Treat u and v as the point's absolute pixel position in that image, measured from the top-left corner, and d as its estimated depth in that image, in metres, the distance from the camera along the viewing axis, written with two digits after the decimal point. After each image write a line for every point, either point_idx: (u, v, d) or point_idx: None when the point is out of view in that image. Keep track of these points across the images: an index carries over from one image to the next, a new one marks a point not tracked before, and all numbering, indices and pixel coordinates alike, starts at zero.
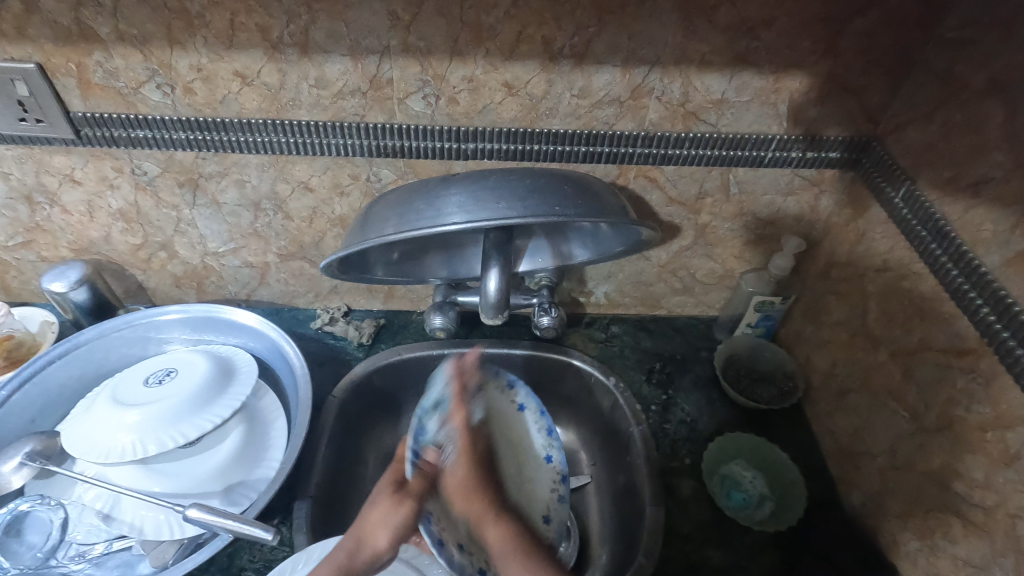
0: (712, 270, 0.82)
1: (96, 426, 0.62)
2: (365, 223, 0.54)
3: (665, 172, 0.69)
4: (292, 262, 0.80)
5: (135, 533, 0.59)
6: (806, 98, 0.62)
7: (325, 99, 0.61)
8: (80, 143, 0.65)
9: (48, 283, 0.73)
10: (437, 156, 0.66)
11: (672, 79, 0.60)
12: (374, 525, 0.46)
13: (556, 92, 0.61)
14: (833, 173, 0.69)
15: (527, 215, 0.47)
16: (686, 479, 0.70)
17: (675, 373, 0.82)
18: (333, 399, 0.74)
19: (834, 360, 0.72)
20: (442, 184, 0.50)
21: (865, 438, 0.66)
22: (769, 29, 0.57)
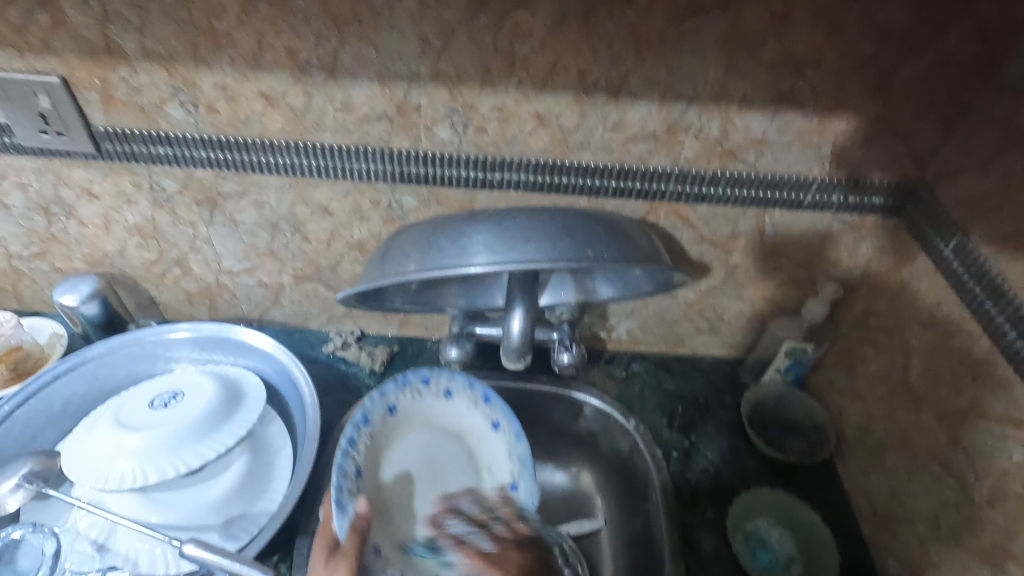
0: (741, 311, 0.78)
1: (96, 450, 0.60)
2: (385, 255, 0.52)
3: (697, 210, 0.66)
4: (307, 284, 0.77)
5: (128, 566, 0.56)
6: (852, 141, 0.59)
7: (350, 123, 0.59)
8: (100, 157, 0.64)
9: (59, 296, 0.71)
10: (461, 184, 0.63)
11: (711, 115, 0.58)
12: None
13: (589, 125, 0.59)
14: (875, 218, 0.65)
15: (556, 258, 0.44)
16: (707, 535, 0.66)
17: (698, 419, 0.78)
18: (342, 428, 0.71)
19: (870, 415, 0.68)
20: (468, 221, 0.48)
21: (904, 503, 0.61)
22: (817, 69, 0.54)
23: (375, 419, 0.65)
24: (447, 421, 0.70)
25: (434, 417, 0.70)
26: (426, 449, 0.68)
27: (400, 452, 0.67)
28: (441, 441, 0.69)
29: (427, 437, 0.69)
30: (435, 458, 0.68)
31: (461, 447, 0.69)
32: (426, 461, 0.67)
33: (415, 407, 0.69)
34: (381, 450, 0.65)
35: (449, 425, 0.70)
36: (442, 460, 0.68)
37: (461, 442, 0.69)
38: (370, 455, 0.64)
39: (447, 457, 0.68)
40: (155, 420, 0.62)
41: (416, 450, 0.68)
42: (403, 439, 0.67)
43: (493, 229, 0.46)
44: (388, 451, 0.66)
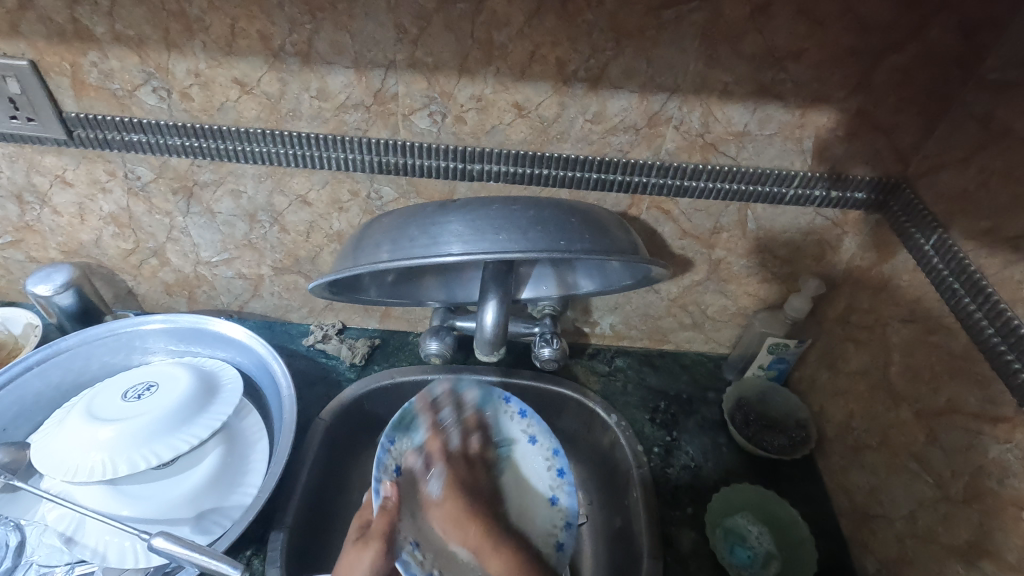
0: (724, 307, 0.78)
1: (66, 442, 0.59)
2: (358, 245, 0.51)
3: (679, 204, 0.66)
4: (286, 275, 0.77)
5: (97, 560, 0.55)
6: (834, 135, 0.59)
7: (326, 112, 0.58)
8: (72, 144, 0.62)
9: (33, 286, 0.70)
10: (440, 175, 0.63)
11: (692, 107, 0.57)
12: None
13: (569, 116, 0.58)
14: (857, 213, 0.65)
15: (528, 249, 0.43)
16: (687, 531, 0.66)
17: (680, 414, 0.78)
18: (320, 422, 0.71)
19: (851, 412, 0.67)
20: (441, 210, 0.47)
21: (882, 500, 0.61)
22: (798, 61, 0.54)
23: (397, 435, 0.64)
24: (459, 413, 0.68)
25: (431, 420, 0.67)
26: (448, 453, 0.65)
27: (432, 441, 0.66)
28: (479, 450, 0.68)
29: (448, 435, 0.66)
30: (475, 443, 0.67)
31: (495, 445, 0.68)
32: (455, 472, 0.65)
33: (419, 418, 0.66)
34: (425, 456, 0.65)
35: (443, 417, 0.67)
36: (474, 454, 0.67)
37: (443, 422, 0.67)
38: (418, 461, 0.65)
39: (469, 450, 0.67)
40: (127, 412, 0.61)
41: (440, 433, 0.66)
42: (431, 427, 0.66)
43: (466, 218, 0.45)
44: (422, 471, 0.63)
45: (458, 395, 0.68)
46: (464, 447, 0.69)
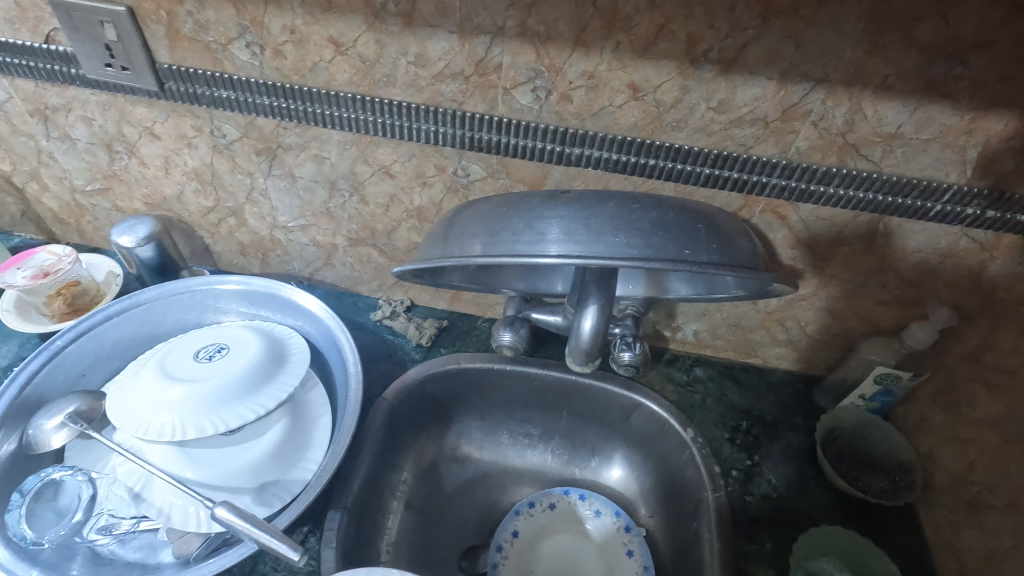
0: (828, 326, 0.70)
1: (138, 398, 0.59)
2: (452, 231, 0.46)
3: (799, 210, 0.58)
4: (360, 247, 0.74)
5: (162, 520, 0.55)
6: (1007, 145, 0.49)
7: (422, 80, 0.54)
8: (163, 97, 0.61)
9: (117, 236, 0.71)
10: (534, 157, 0.57)
11: (838, 101, 0.49)
12: None
13: (690, 102, 0.51)
14: (1014, 239, 0.56)
15: (650, 256, 0.38)
16: (765, 569, 0.60)
17: (763, 437, 0.71)
18: (383, 402, 0.69)
19: (971, 463, 0.59)
20: (549, 202, 0.41)
21: (1003, 570, 0.53)
22: (983, 54, 0.45)
23: (538, 508, 0.74)
24: (577, 516, 0.74)
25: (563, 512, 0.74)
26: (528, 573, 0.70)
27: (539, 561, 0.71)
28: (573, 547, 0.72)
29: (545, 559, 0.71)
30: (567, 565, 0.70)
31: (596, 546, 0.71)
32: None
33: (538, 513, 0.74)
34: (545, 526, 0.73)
35: (582, 501, 0.74)
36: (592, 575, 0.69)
37: (584, 520, 0.73)
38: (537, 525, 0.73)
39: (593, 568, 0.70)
40: (198, 375, 0.61)
41: (555, 545, 0.72)
42: (555, 528, 0.73)
43: (576, 214, 0.39)
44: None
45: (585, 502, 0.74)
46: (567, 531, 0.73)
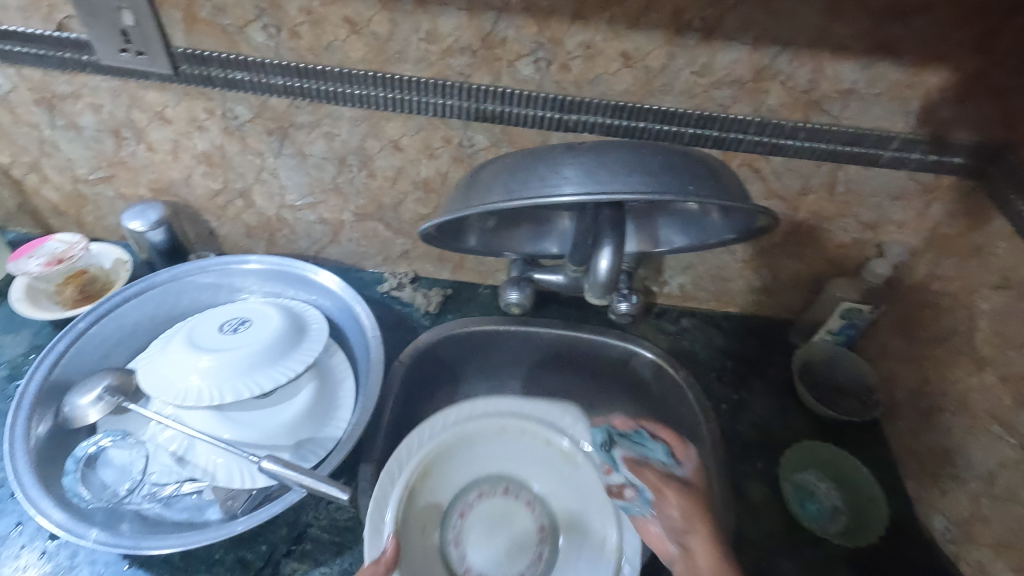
0: (798, 272, 0.78)
1: (171, 368, 0.62)
2: (476, 184, 0.51)
3: (772, 162, 0.65)
4: (367, 222, 0.78)
5: (208, 478, 0.59)
6: (943, 96, 0.58)
7: (432, 55, 0.59)
8: (177, 80, 0.63)
9: (127, 221, 0.72)
10: (536, 125, 0.63)
11: (802, 62, 0.56)
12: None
13: (676, 67, 0.58)
14: (952, 180, 0.64)
15: (663, 191, 0.44)
16: (757, 484, 0.68)
17: (747, 374, 0.79)
18: (400, 364, 0.73)
19: (926, 377, 0.68)
20: (569, 151, 0.47)
21: (956, 462, 0.63)
22: (921, 16, 0.53)
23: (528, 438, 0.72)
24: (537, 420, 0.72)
25: (524, 423, 0.72)
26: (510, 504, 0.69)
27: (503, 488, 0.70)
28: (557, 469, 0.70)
29: (512, 486, 0.70)
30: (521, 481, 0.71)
31: (571, 468, 0.70)
32: (495, 522, 0.67)
33: (460, 445, 0.70)
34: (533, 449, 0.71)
35: (551, 425, 0.72)
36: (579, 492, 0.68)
37: (551, 446, 0.71)
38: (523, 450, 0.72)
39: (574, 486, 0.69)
40: (226, 344, 0.64)
41: (514, 468, 0.71)
42: (501, 450, 0.72)
43: (595, 159, 0.45)
44: (438, 462, 0.68)
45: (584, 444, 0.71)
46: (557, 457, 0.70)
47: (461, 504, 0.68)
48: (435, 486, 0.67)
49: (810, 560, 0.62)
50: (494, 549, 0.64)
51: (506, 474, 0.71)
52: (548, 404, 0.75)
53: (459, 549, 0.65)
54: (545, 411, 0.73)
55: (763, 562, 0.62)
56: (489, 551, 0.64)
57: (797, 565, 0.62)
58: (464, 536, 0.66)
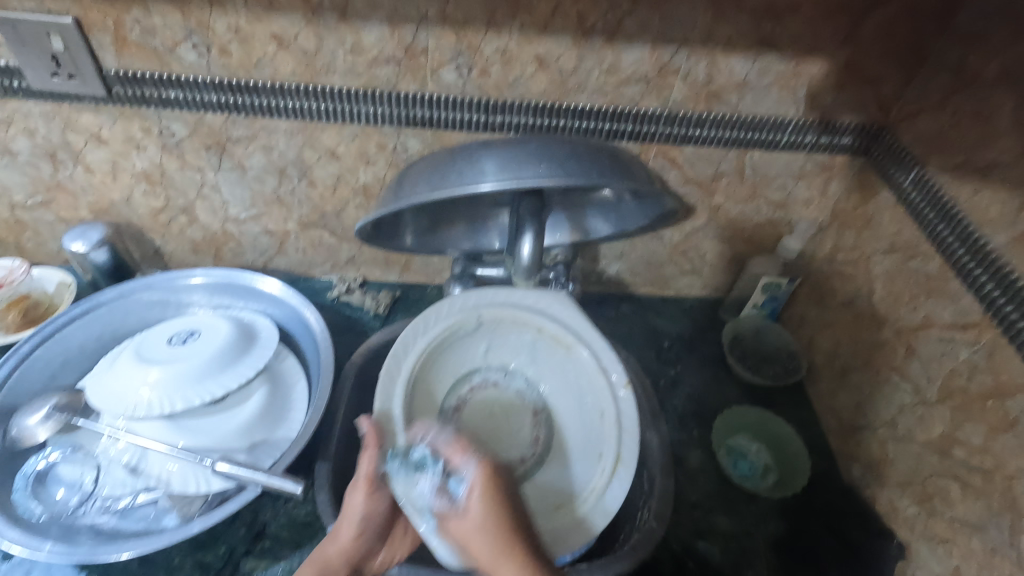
0: (722, 252, 0.84)
1: (120, 382, 0.63)
2: (405, 182, 0.55)
3: (684, 152, 0.71)
4: (312, 231, 0.81)
5: (163, 486, 0.60)
6: (825, 84, 0.65)
7: (359, 66, 0.62)
8: (111, 101, 0.65)
9: (68, 243, 0.73)
10: (464, 128, 0.67)
11: (698, 59, 0.62)
12: (340, 520, 0.53)
13: (586, 68, 0.63)
14: (844, 159, 0.71)
15: (571, 178, 0.48)
16: (694, 450, 0.73)
17: (683, 351, 0.84)
18: (350, 365, 0.75)
19: (838, 340, 0.75)
20: (486, 147, 0.51)
21: (866, 412, 0.69)
22: (795, 13, 0.59)
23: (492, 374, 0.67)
24: (519, 304, 0.65)
25: (514, 312, 0.65)
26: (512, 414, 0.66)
27: (494, 351, 0.67)
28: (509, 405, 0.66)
29: (518, 380, 0.67)
30: (527, 378, 0.67)
31: (565, 356, 0.65)
32: (495, 411, 0.65)
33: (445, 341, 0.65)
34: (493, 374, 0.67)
35: (531, 309, 0.65)
36: (577, 377, 0.64)
37: (542, 336, 0.65)
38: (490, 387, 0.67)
39: (570, 384, 0.65)
40: (175, 355, 0.65)
41: (503, 350, 0.67)
42: (493, 344, 0.67)
43: (509, 153, 0.49)
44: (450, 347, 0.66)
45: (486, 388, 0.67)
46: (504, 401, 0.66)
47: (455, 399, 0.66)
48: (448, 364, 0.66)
49: (742, 514, 0.67)
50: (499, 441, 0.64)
51: (511, 358, 0.67)
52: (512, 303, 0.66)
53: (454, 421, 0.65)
54: (528, 296, 0.65)
55: (702, 520, 0.67)
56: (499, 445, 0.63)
57: (732, 520, 0.67)
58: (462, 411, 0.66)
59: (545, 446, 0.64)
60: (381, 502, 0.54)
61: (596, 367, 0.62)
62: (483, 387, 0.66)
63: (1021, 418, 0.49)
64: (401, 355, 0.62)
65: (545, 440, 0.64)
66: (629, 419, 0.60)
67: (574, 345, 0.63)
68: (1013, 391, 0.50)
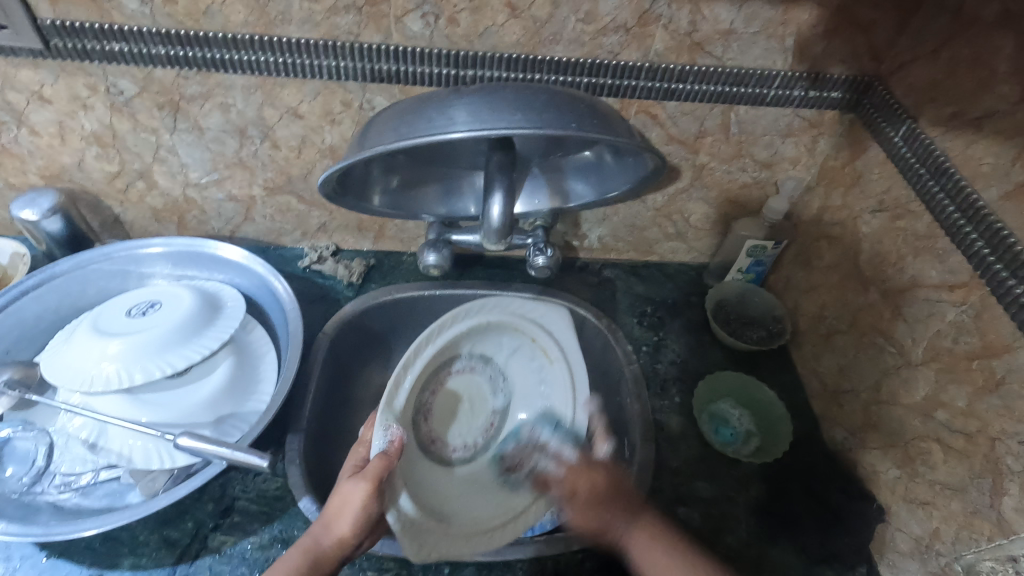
0: (707, 215, 0.81)
1: (76, 356, 0.60)
2: (369, 132, 0.51)
3: (667, 108, 0.67)
4: (279, 196, 0.77)
5: (124, 463, 0.58)
6: (814, 32, 0.61)
7: (317, 15, 0.58)
8: (50, 56, 0.60)
9: (18, 211, 0.69)
10: (433, 83, 0.63)
11: (681, 5, 0.58)
12: (336, 513, 0.50)
13: (562, 16, 0.59)
14: (833, 114, 0.68)
15: (546, 127, 0.45)
16: (676, 417, 0.72)
17: (666, 317, 0.83)
18: (324, 336, 0.73)
19: (823, 303, 0.73)
20: (456, 95, 0.47)
21: (851, 376, 0.68)
22: None
23: (474, 360, 0.76)
24: (521, 314, 0.75)
25: (521, 323, 0.74)
26: (478, 402, 0.75)
27: (487, 345, 0.76)
28: (479, 394, 0.76)
29: (491, 372, 0.77)
30: (506, 369, 0.77)
31: (545, 366, 0.73)
32: (463, 398, 0.75)
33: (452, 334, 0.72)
34: (479, 359, 0.76)
35: (529, 317, 0.75)
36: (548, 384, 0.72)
37: (532, 343, 0.75)
38: (468, 371, 0.76)
39: (535, 386, 0.74)
40: (134, 327, 0.62)
41: (490, 345, 0.77)
42: (482, 336, 0.76)
43: (480, 101, 0.46)
44: (468, 336, 0.74)
45: (467, 371, 0.76)
46: (477, 385, 0.76)
47: (437, 381, 0.73)
48: (459, 348, 0.74)
49: (723, 479, 0.66)
50: (461, 424, 0.74)
51: (494, 352, 0.77)
52: (506, 301, 0.76)
53: (432, 401, 0.73)
54: (528, 305, 0.76)
55: (682, 486, 0.65)
56: (461, 429, 0.73)
57: (712, 486, 0.66)
58: (444, 390, 0.74)
59: (496, 432, 0.74)
60: (380, 506, 0.52)
61: (568, 371, 0.70)
62: (467, 369, 0.76)
63: (1008, 378, 0.48)
64: (428, 341, 0.71)
65: (497, 425, 0.74)
66: (581, 426, 0.66)
67: (557, 360, 0.71)
68: (1001, 351, 0.49)
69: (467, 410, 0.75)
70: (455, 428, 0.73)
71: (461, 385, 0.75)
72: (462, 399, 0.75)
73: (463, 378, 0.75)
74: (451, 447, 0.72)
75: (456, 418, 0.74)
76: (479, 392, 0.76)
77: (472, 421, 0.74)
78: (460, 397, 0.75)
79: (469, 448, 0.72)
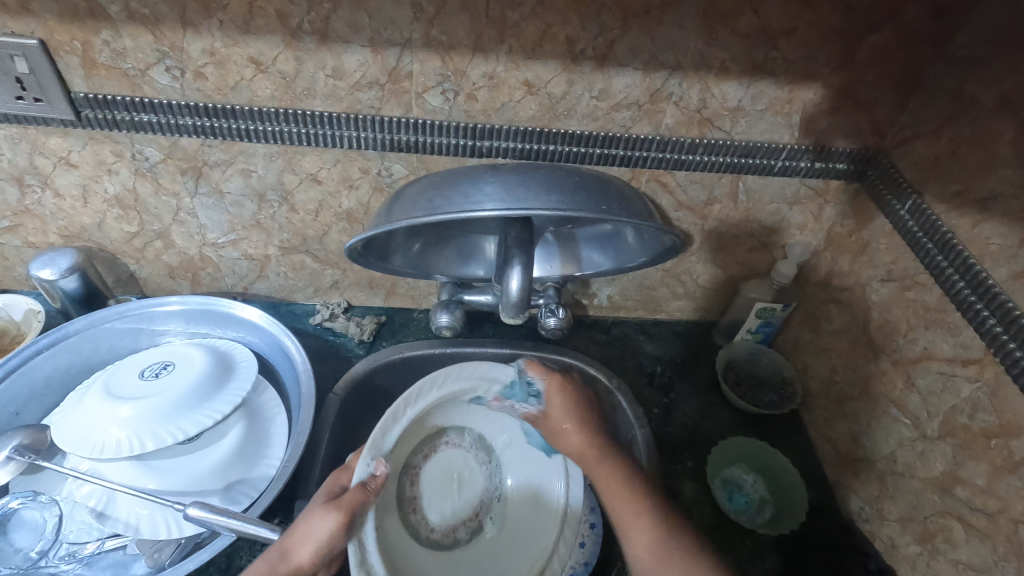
0: (715, 276, 0.83)
1: (87, 419, 0.60)
2: (399, 203, 0.52)
3: (677, 177, 0.69)
4: (293, 255, 0.78)
5: (131, 532, 0.57)
6: (819, 109, 0.63)
7: (341, 90, 0.60)
8: (80, 125, 0.62)
9: (36, 270, 0.70)
10: (451, 152, 0.65)
11: (691, 84, 0.61)
12: (298, 538, 0.48)
13: (576, 93, 0.61)
14: (838, 184, 0.70)
15: (581, 209, 0.46)
16: (688, 482, 0.71)
17: (676, 377, 0.82)
18: (334, 396, 0.72)
19: (833, 367, 0.73)
20: (491, 171, 0.49)
21: (864, 444, 0.67)
22: (789, 38, 0.58)
23: (477, 444, 0.71)
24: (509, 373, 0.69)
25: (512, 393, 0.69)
26: (466, 484, 0.68)
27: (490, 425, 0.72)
28: (472, 476, 0.69)
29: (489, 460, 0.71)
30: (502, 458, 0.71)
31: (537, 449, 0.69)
32: (450, 477, 0.68)
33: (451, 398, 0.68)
34: (478, 440, 0.71)
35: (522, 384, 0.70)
36: (537, 472, 0.68)
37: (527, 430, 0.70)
38: (465, 455, 0.70)
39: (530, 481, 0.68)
40: (149, 391, 0.62)
41: (491, 428, 0.72)
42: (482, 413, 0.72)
43: (516, 180, 0.47)
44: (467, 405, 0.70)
45: (466, 446, 0.70)
46: (473, 470, 0.69)
47: (428, 447, 0.68)
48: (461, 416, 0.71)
49: (737, 550, 0.65)
50: (443, 503, 0.67)
51: (496, 440, 0.71)
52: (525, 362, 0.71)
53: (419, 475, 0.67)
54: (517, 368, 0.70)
55: None
56: (444, 510, 0.67)
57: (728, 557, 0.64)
58: (432, 464, 0.68)
59: (478, 526, 0.67)
60: (343, 540, 0.51)
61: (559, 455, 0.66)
62: (461, 447, 0.70)
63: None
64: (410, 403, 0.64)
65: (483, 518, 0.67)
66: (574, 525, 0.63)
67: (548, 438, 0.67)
68: (1018, 431, 0.49)
69: (456, 493, 0.68)
70: (436, 507, 0.66)
71: (456, 457, 0.69)
72: (453, 478, 0.68)
73: (455, 455, 0.69)
74: (429, 524, 0.65)
75: (440, 497, 0.67)
76: (470, 471, 0.69)
77: (455, 504, 0.67)
78: (450, 473, 0.68)
79: (448, 535, 0.66)
